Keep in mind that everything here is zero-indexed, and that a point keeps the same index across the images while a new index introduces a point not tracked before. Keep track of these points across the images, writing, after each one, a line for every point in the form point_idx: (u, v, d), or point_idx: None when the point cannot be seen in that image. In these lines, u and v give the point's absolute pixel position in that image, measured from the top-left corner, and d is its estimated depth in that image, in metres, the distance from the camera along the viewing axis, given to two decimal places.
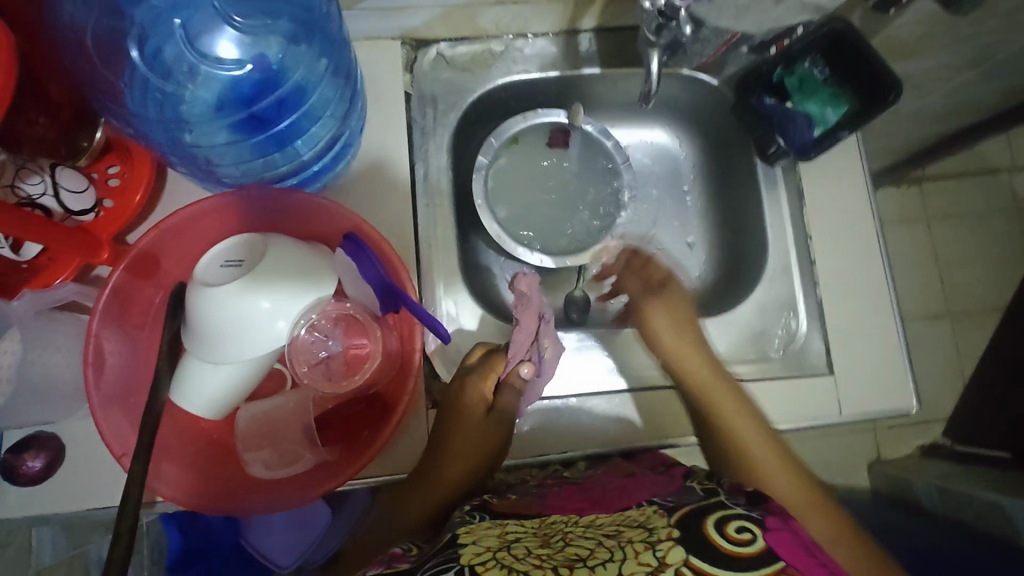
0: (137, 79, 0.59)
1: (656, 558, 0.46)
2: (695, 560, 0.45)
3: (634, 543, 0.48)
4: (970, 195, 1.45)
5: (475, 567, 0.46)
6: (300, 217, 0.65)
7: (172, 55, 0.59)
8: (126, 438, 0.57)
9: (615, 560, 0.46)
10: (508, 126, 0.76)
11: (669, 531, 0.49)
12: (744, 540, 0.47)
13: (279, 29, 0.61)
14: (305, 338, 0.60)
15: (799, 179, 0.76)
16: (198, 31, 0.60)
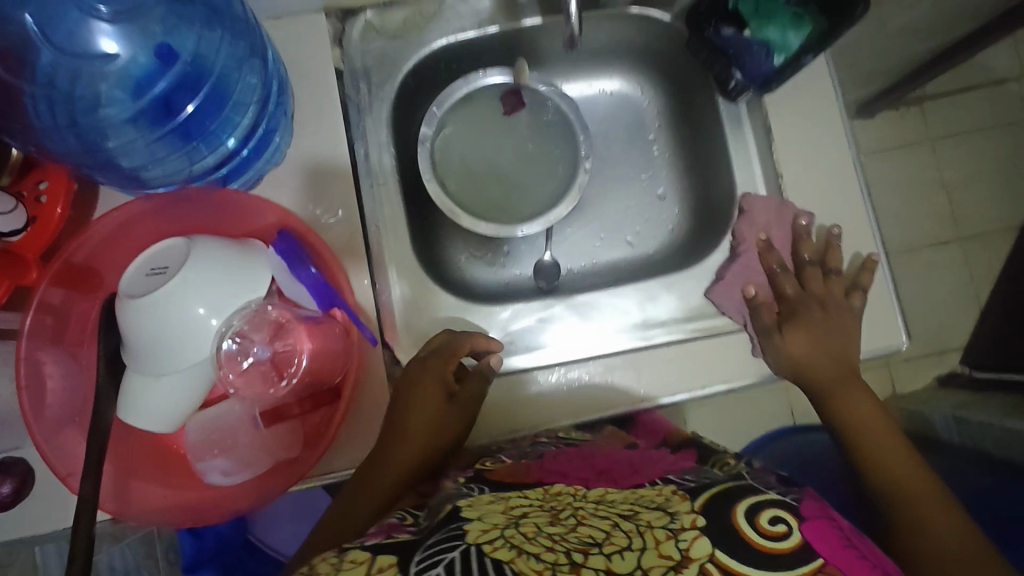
0: (28, 91, 0.56)
1: (678, 551, 0.41)
2: (720, 555, 0.41)
3: (654, 530, 0.44)
4: (975, 110, 1.35)
5: (479, 545, 0.41)
6: (225, 212, 0.62)
7: (47, 61, 0.55)
8: (73, 458, 0.57)
9: (633, 549, 0.42)
10: (450, 91, 0.72)
11: (693, 519, 0.44)
12: (779, 534, 0.43)
13: (159, 8, 0.57)
14: (228, 348, 0.57)
15: (765, 112, 0.70)
16: (61, 27, 0.55)
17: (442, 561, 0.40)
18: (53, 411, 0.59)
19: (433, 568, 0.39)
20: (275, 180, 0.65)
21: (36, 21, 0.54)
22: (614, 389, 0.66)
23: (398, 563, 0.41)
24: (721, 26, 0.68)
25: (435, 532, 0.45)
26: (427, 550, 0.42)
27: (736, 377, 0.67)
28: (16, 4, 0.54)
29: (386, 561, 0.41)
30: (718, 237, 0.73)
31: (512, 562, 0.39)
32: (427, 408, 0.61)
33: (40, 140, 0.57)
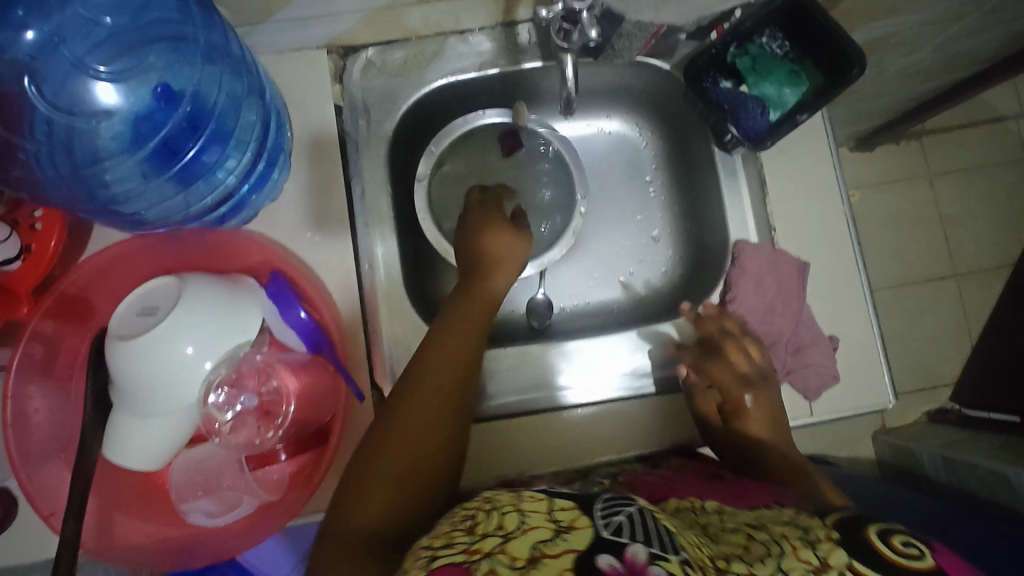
0: (26, 146, 0.55)
1: (817, 557, 0.41)
2: (861, 566, 0.40)
3: (789, 539, 0.44)
4: (975, 148, 1.36)
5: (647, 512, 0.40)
6: (217, 251, 0.63)
7: (43, 115, 0.55)
8: (56, 497, 0.58)
9: (772, 556, 0.42)
10: (448, 132, 0.72)
11: (828, 533, 0.44)
12: (914, 556, 0.42)
13: (156, 55, 0.56)
14: (214, 397, 0.58)
15: (760, 166, 0.70)
16: (59, 86, 0.55)
17: (623, 511, 0.38)
18: (38, 446, 0.59)
19: (615, 516, 0.38)
20: (271, 218, 0.66)
21: (32, 79, 0.55)
22: (600, 439, 0.67)
23: (577, 507, 0.39)
24: (719, 77, 0.70)
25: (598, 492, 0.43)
26: (605, 502, 0.40)
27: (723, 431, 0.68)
28: (16, 66, 0.54)
29: (566, 504, 0.40)
30: (711, 285, 0.73)
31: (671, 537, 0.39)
32: (441, 367, 0.56)
33: (42, 191, 0.57)
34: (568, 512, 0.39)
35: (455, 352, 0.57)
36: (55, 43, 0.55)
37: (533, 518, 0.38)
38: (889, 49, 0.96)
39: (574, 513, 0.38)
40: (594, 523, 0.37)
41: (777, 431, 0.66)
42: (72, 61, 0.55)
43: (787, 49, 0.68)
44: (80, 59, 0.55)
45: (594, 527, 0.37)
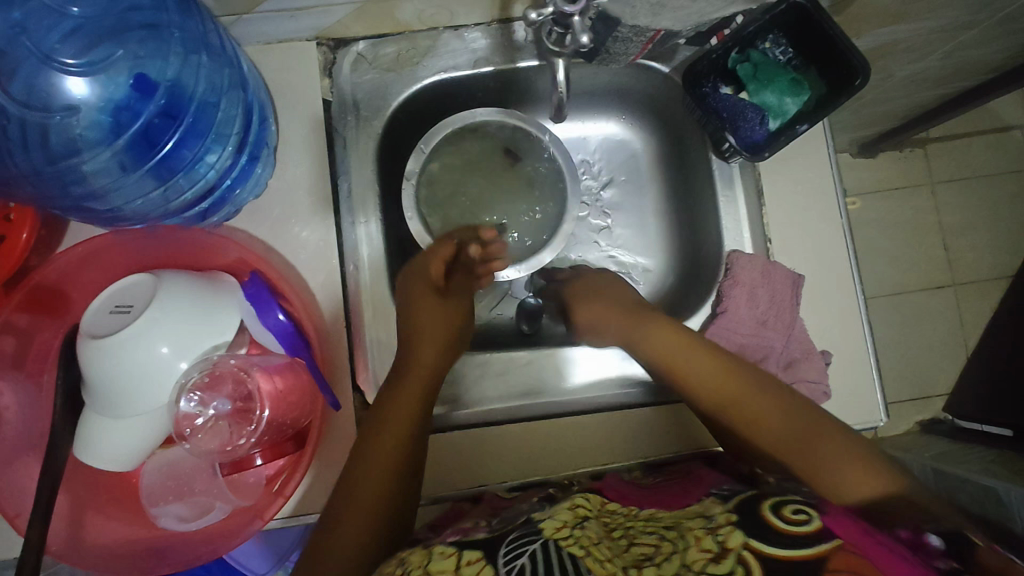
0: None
1: (716, 544, 0.45)
2: (755, 542, 0.44)
3: (694, 531, 0.48)
4: (979, 156, 1.34)
5: (555, 541, 0.46)
6: (195, 248, 0.61)
7: (7, 110, 0.53)
8: (23, 497, 0.56)
9: (677, 551, 0.45)
10: (438, 130, 0.69)
11: (728, 517, 0.48)
12: (802, 520, 0.46)
13: (134, 44, 0.55)
14: (186, 403, 0.56)
15: (757, 175, 0.69)
16: (23, 78, 0.53)
17: (525, 552, 0.45)
18: (8, 441, 0.57)
19: (516, 560, 0.45)
20: (254, 214, 0.64)
21: None
22: (589, 449, 0.66)
23: (482, 557, 0.46)
24: (718, 83, 0.68)
25: (512, 529, 0.50)
26: (508, 545, 0.47)
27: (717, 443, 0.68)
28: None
29: (472, 556, 0.46)
30: (704, 295, 0.72)
31: (582, 559, 0.44)
32: (404, 403, 0.59)
33: (10, 187, 0.55)
34: (473, 567, 0.45)
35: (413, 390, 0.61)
36: (17, 34, 0.52)
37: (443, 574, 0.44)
38: (895, 55, 0.94)
39: (479, 566, 0.45)
40: (496, 572, 0.44)
41: (755, 389, 0.60)
42: (35, 52, 0.53)
43: (789, 56, 0.66)
44: (43, 50, 0.53)
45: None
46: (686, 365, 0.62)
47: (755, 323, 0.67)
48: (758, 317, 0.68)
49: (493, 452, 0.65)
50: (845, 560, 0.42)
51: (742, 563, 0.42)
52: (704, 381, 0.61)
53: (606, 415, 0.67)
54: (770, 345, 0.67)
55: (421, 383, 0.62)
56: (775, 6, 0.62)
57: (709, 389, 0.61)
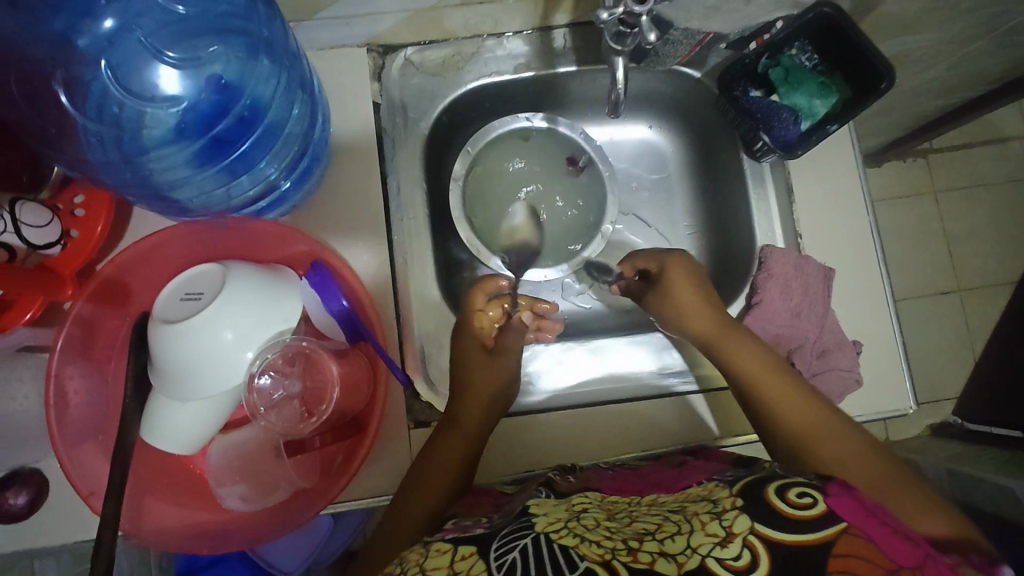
0: (84, 128, 0.57)
1: (722, 528, 0.46)
2: (760, 527, 0.45)
3: (699, 515, 0.48)
4: (982, 165, 1.38)
5: (547, 533, 0.47)
6: (258, 240, 0.63)
7: (113, 96, 0.58)
8: (94, 478, 0.58)
9: (683, 533, 0.46)
10: (487, 130, 0.74)
11: (733, 501, 0.49)
12: (806, 504, 0.46)
13: (217, 45, 0.58)
14: (263, 380, 0.59)
15: (788, 174, 0.73)
16: (130, 69, 0.58)
17: (517, 545, 0.46)
18: (76, 426, 0.59)
19: (508, 553, 0.45)
20: (311, 210, 0.67)
21: (109, 64, 0.57)
22: (631, 436, 0.67)
23: (476, 552, 0.48)
24: (749, 86, 0.72)
25: (509, 522, 0.51)
26: (502, 539, 0.48)
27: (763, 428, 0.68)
28: (97, 50, 0.57)
29: (467, 551, 0.48)
30: (737, 289, 0.75)
31: (577, 547, 0.45)
32: (474, 412, 0.64)
33: (91, 172, 0.57)
34: (466, 561, 0.47)
35: (481, 395, 0.66)
36: (131, 30, 0.57)
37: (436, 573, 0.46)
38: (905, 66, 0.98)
39: (472, 560, 0.47)
40: (488, 566, 0.45)
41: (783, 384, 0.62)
42: (143, 44, 0.58)
43: (816, 62, 0.70)
44: (149, 42, 0.58)
45: (489, 569, 0.45)
46: (766, 378, 0.62)
47: (788, 314, 0.70)
48: (791, 309, 0.70)
49: (538, 437, 0.67)
50: (849, 541, 0.43)
51: (749, 548, 0.44)
52: (795, 407, 0.60)
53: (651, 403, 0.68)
54: (804, 335, 0.70)
55: (481, 394, 0.66)
56: (801, 15, 0.66)
57: (797, 413, 0.60)
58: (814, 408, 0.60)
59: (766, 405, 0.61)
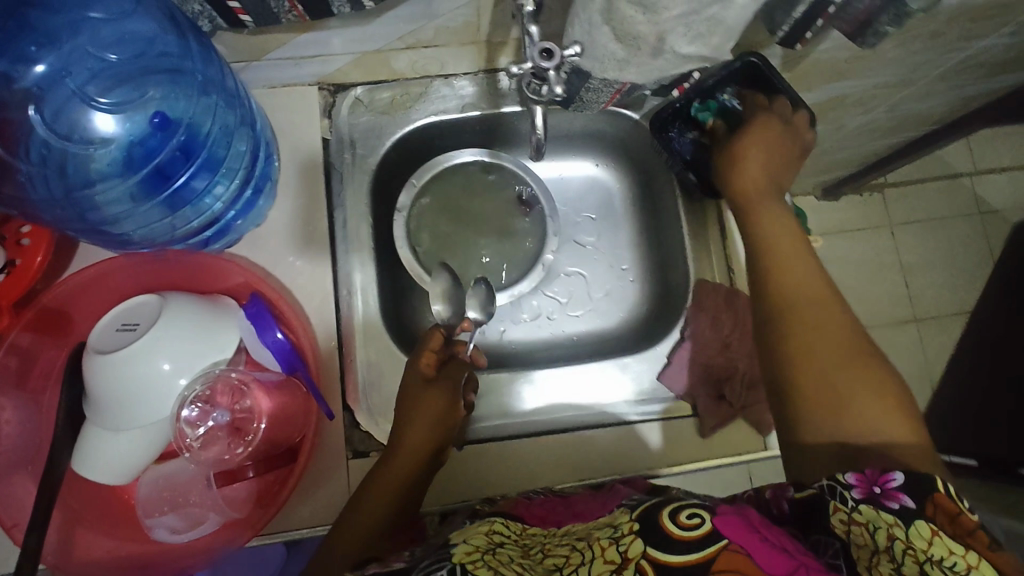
0: (23, 170, 0.58)
1: (619, 554, 0.46)
2: (653, 551, 0.45)
3: (601, 541, 0.49)
4: (932, 201, 1.43)
5: (463, 566, 0.45)
6: (201, 273, 0.65)
7: (44, 139, 0.59)
8: (20, 507, 0.58)
9: (585, 564, 0.47)
10: (433, 167, 0.77)
11: (631, 525, 0.48)
12: (694, 524, 0.46)
13: (154, 86, 0.60)
14: (187, 412, 0.59)
15: (719, 208, 0.77)
16: (69, 114, 0.59)
17: None
18: (5, 456, 0.59)
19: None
20: (256, 243, 0.69)
21: (41, 111, 0.58)
22: (562, 465, 0.69)
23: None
24: (683, 129, 0.75)
25: (426, 557, 0.49)
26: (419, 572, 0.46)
27: (698, 458, 0.69)
28: (24, 98, 0.58)
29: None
30: (673, 320, 0.77)
31: None
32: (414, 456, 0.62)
33: (33, 211, 0.59)
34: None
35: (424, 442, 0.63)
36: (63, 77, 0.58)
37: None
38: (847, 108, 1.02)
39: None
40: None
41: (811, 261, 0.59)
42: (75, 92, 0.59)
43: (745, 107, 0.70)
44: (81, 90, 0.59)
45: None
46: (789, 284, 0.58)
47: (719, 346, 0.73)
48: (722, 341, 0.73)
49: (470, 468, 0.68)
50: (730, 558, 0.43)
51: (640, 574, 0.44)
52: (803, 285, 0.57)
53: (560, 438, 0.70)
54: (735, 367, 0.72)
55: (426, 437, 0.63)
56: (732, 65, 0.68)
57: (803, 282, 0.57)
58: (837, 321, 0.55)
59: (776, 280, 0.58)
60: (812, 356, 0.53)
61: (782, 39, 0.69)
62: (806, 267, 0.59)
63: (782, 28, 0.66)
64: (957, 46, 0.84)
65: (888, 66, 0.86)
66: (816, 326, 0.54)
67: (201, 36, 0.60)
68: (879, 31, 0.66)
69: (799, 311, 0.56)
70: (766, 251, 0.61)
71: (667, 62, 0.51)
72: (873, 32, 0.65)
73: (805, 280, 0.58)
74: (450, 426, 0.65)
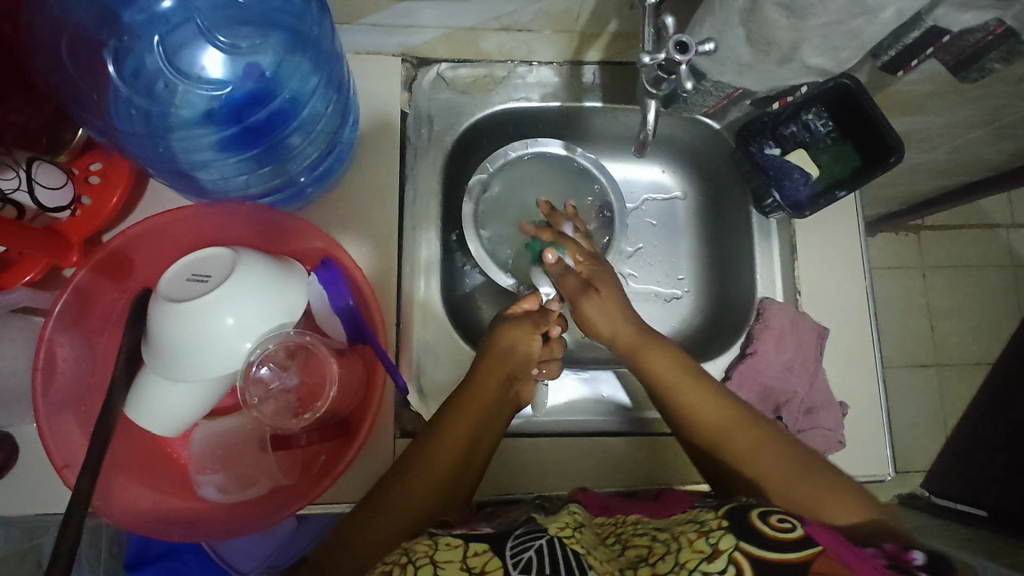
0: (120, 96, 0.57)
1: (709, 544, 0.46)
2: (745, 544, 0.45)
3: (686, 534, 0.49)
4: (969, 248, 1.42)
5: (560, 538, 0.48)
6: (280, 233, 0.63)
7: (153, 69, 0.57)
8: (71, 450, 0.56)
9: (671, 551, 0.47)
10: (504, 152, 0.76)
11: (719, 522, 0.49)
12: (785, 528, 0.47)
13: (272, 39, 0.59)
14: (260, 370, 0.59)
15: (793, 232, 0.75)
16: (180, 49, 0.58)
17: (532, 547, 0.46)
18: (60, 394, 0.57)
19: (524, 552, 0.45)
20: (327, 205, 0.68)
21: (163, 43, 0.58)
22: (613, 469, 0.68)
23: (490, 550, 0.47)
24: (764, 145, 0.75)
25: (518, 526, 0.51)
26: (517, 538, 0.48)
27: None
28: (146, 26, 0.57)
29: (479, 547, 0.47)
30: (733, 336, 0.76)
31: (586, 557, 0.46)
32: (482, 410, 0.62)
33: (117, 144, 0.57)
34: (481, 557, 0.46)
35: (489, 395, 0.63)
36: (188, 13, 0.58)
37: (449, 567, 0.45)
38: (910, 144, 1.00)
39: (486, 556, 0.46)
40: (503, 564, 0.45)
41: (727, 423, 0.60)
42: (199, 29, 0.58)
43: (829, 129, 0.73)
44: (206, 28, 0.58)
45: (504, 568, 0.44)
46: (657, 372, 0.63)
47: (780, 367, 0.72)
48: (784, 362, 0.71)
49: (521, 463, 0.67)
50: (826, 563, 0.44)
51: (734, 564, 0.44)
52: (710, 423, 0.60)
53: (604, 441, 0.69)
54: (793, 390, 0.71)
55: (489, 394, 0.63)
56: (826, 85, 0.68)
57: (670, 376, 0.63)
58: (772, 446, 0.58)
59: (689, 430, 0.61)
60: (748, 464, 0.58)
61: (883, 65, 0.69)
62: (700, 396, 0.61)
63: (887, 53, 0.66)
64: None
65: (962, 107, 0.83)
66: (750, 457, 0.58)
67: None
68: (983, 66, 0.64)
69: (760, 478, 0.56)
70: (673, 395, 0.62)
71: (790, 72, 0.51)
72: (978, 67, 0.64)
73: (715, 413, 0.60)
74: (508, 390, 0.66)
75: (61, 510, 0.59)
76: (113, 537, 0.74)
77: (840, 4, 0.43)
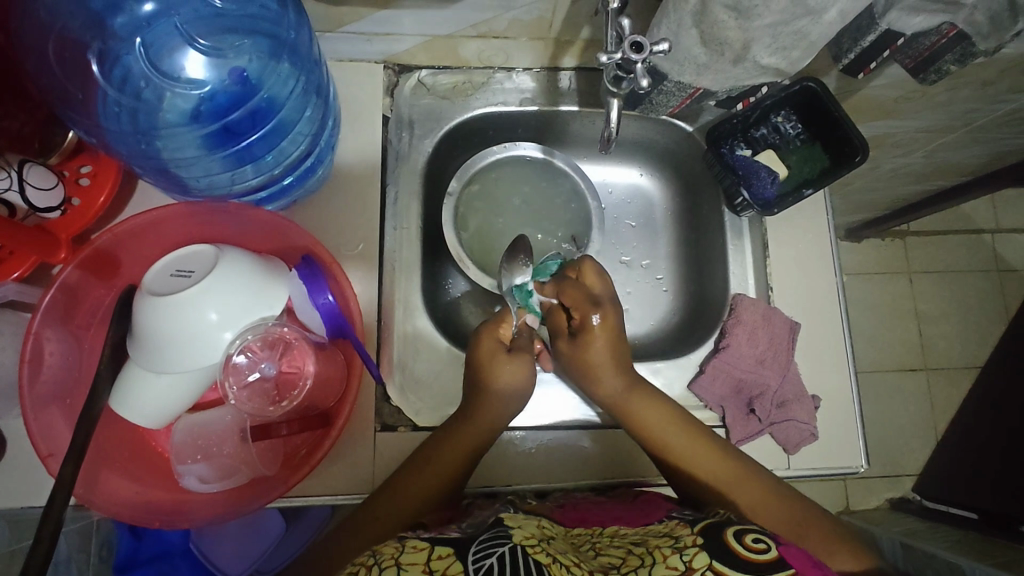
0: (110, 98, 0.59)
1: (682, 563, 0.49)
2: (718, 565, 0.48)
3: (661, 549, 0.51)
4: (954, 253, 1.43)
5: (523, 546, 0.49)
6: (264, 232, 0.65)
7: (139, 71, 0.60)
8: (56, 439, 0.58)
9: (646, 566, 0.49)
10: (481, 157, 0.78)
11: (694, 538, 0.52)
12: (758, 549, 0.50)
13: (254, 44, 0.61)
14: (239, 360, 0.61)
15: (765, 230, 0.77)
16: (163, 49, 0.60)
17: (496, 552, 0.47)
18: (46, 388, 0.59)
19: (486, 559, 0.47)
20: (310, 205, 0.70)
21: (146, 43, 0.60)
22: (590, 466, 0.69)
23: (454, 554, 0.48)
24: (735, 146, 0.77)
25: (485, 530, 0.52)
26: (480, 544, 0.49)
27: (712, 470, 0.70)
28: (131, 29, 0.59)
29: (444, 552, 0.48)
30: (708, 332, 0.78)
31: (549, 564, 0.47)
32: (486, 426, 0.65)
33: (107, 144, 0.59)
34: (443, 562, 0.47)
35: (497, 412, 0.65)
36: (170, 13, 0.60)
37: (412, 570, 0.46)
38: (887, 149, 1.01)
39: (449, 561, 0.47)
40: (465, 570, 0.46)
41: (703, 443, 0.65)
42: (177, 28, 0.60)
43: (798, 131, 0.75)
44: (185, 28, 0.60)
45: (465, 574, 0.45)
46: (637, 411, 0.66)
47: (753, 361, 0.73)
48: (756, 357, 0.73)
49: (497, 461, 0.68)
50: None
51: None
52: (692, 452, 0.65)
53: (576, 434, 0.69)
54: (766, 383, 0.72)
55: (498, 409, 0.65)
56: (788, 87, 0.70)
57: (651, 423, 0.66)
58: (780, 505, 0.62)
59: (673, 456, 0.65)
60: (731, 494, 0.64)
61: (845, 67, 0.71)
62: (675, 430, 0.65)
63: (846, 57, 0.68)
64: (1001, 99, 0.81)
65: (934, 111, 0.85)
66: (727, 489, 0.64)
67: (300, 3, 0.60)
68: (941, 69, 0.66)
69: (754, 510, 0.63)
70: (661, 440, 0.65)
71: (744, 71, 0.54)
72: (936, 69, 0.66)
73: (690, 447, 0.65)
74: (518, 406, 0.67)
75: (43, 503, 0.61)
76: (99, 537, 0.75)
77: (784, 4, 0.46)
